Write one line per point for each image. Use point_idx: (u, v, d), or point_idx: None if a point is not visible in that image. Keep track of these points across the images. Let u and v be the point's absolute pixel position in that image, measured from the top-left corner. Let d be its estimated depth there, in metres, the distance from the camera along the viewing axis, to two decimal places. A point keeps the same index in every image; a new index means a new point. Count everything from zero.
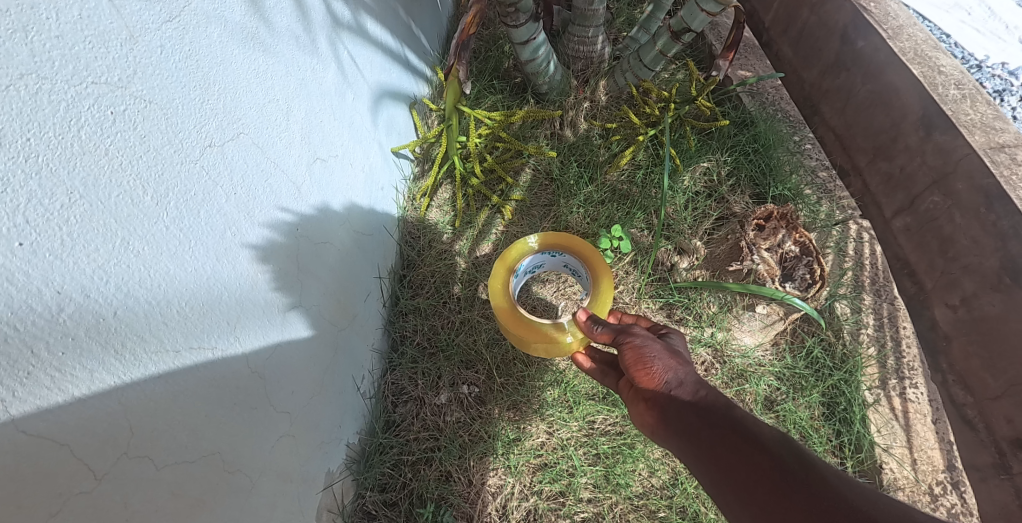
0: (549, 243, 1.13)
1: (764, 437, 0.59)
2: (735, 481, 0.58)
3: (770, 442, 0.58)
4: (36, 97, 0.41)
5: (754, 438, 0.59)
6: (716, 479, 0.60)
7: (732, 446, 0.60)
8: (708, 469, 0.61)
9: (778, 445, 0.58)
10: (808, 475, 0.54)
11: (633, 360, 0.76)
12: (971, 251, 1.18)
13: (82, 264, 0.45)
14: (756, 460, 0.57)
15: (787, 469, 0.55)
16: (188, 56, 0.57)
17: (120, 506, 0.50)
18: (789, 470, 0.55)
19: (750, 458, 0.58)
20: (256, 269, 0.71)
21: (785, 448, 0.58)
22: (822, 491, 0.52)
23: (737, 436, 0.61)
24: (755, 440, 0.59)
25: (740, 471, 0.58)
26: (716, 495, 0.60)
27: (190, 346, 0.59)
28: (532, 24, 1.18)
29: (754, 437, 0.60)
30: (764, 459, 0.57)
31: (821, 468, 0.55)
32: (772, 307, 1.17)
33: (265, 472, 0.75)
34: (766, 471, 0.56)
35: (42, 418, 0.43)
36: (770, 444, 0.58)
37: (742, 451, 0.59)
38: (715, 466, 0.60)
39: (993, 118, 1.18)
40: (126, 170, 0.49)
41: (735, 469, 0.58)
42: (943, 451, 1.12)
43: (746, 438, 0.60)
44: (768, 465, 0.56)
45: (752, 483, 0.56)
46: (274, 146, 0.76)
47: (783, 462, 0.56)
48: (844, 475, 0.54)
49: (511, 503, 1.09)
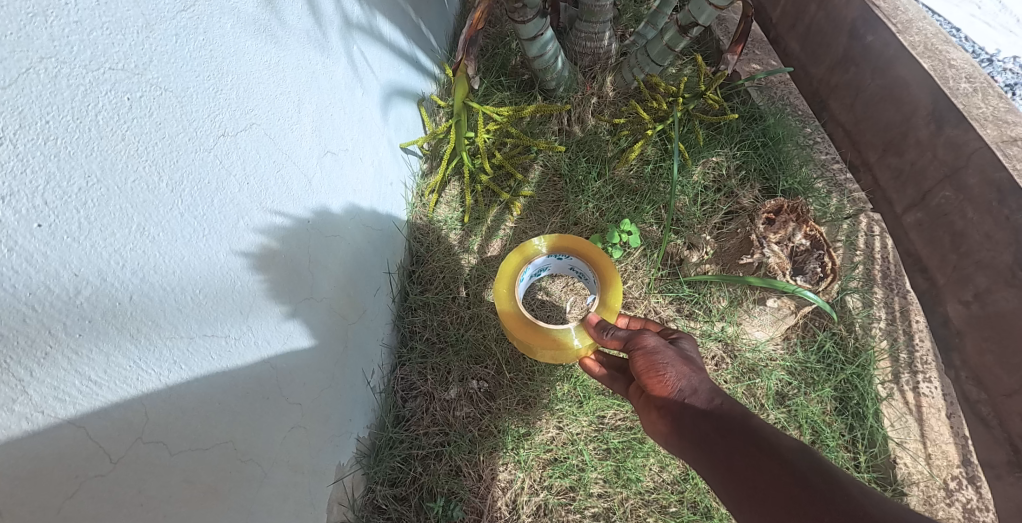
0: (557, 246, 1.12)
1: (784, 449, 0.58)
2: (753, 495, 0.57)
3: (787, 453, 0.58)
4: (55, 80, 0.41)
5: (772, 449, 0.59)
6: (732, 492, 0.60)
7: (748, 458, 0.60)
8: (724, 482, 0.61)
9: (796, 457, 0.57)
10: (831, 489, 0.53)
11: (645, 367, 0.77)
12: (984, 246, 1.17)
13: (98, 247, 0.45)
14: (775, 473, 0.56)
15: (806, 483, 0.54)
16: (202, 45, 0.58)
17: (135, 490, 0.50)
18: (811, 485, 0.54)
19: (767, 471, 0.57)
20: (269, 259, 0.72)
21: (806, 461, 0.56)
22: (846, 506, 0.50)
23: (753, 447, 0.60)
24: (773, 452, 0.58)
25: (757, 484, 0.57)
26: (734, 509, 0.59)
27: (204, 333, 0.59)
28: (540, 19, 1.18)
29: (773, 449, 0.59)
30: (784, 474, 0.56)
31: (845, 483, 0.53)
32: (783, 301, 1.15)
33: (277, 463, 0.75)
34: (785, 484, 0.55)
35: (61, 401, 0.43)
36: (789, 457, 0.57)
37: (760, 464, 0.58)
38: (732, 479, 0.60)
39: (1006, 111, 1.17)
40: (141, 156, 0.49)
41: (751, 481, 0.58)
42: (958, 446, 1.11)
43: (764, 450, 0.59)
44: (787, 478, 0.55)
45: (770, 497, 0.56)
46: (286, 138, 0.76)
47: (802, 474, 0.55)
48: (869, 490, 0.52)
49: (521, 497, 1.08)
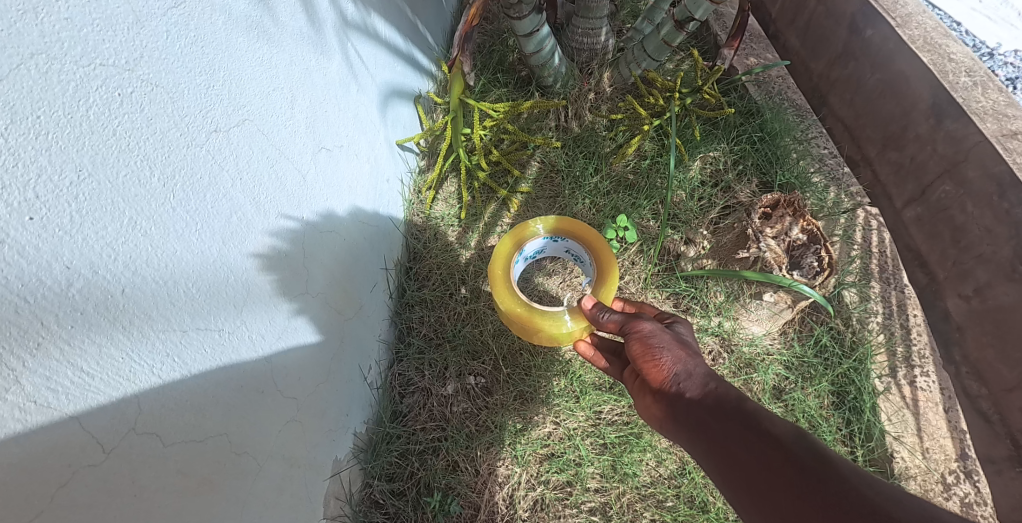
0: (557, 229, 1.12)
1: (780, 433, 0.58)
2: (748, 481, 0.58)
3: (783, 436, 0.58)
4: (47, 76, 0.42)
5: (768, 434, 0.59)
6: (727, 477, 0.60)
7: (743, 442, 0.60)
8: (719, 467, 0.61)
9: (791, 441, 0.57)
10: (826, 472, 0.53)
11: (640, 351, 0.77)
12: (984, 240, 1.17)
13: (91, 241, 0.46)
14: (771, 458, 0.57)
15: (803, 467, 0.54)
16: (193, 42, 0.58)
17: (129, 480, 0.51)
18: (806, 468, 0.54)
19: (762, 454, 0.58)
20: (262, 253, 0.72)
21: (801, 445, 0.57)
22: (841, 489, 0.51)
23: (749, 432, 0.60)
24: (769, 436, 0.59)
25: (752, 469, 0.58)
26: (729, 494, 0.60)
27: (197, 326, 0.60)
28: (536, 15, 1.18)
29: (768, 434, 0.59)
30: (780, 458, 0.56)
31: (840, 465, 0.53)
32: (780, 296, 1.14)
33: (273, 456, 0.76)
34: (781, 468, 0.55)
35: (53, 391, 0.43)
36: (785, 442, 0.57)
37: (756, 450, 0.58)
38: (727, 464, 0.60)
39: (1006, 105, 1.16)
40: (133, 151, 0.50)
41: (746, 467, 0.58)
42: (956, 440, 1.11)
43: (760, 435, 0.59)
44: (782, 462, 0.56)
45: (765, 481, 0.56)
46: (279, 133, 0.76)
47: (798, 459, 0.55)
48: (865, 472, 0.52)
49: (518, 492, 1.09)
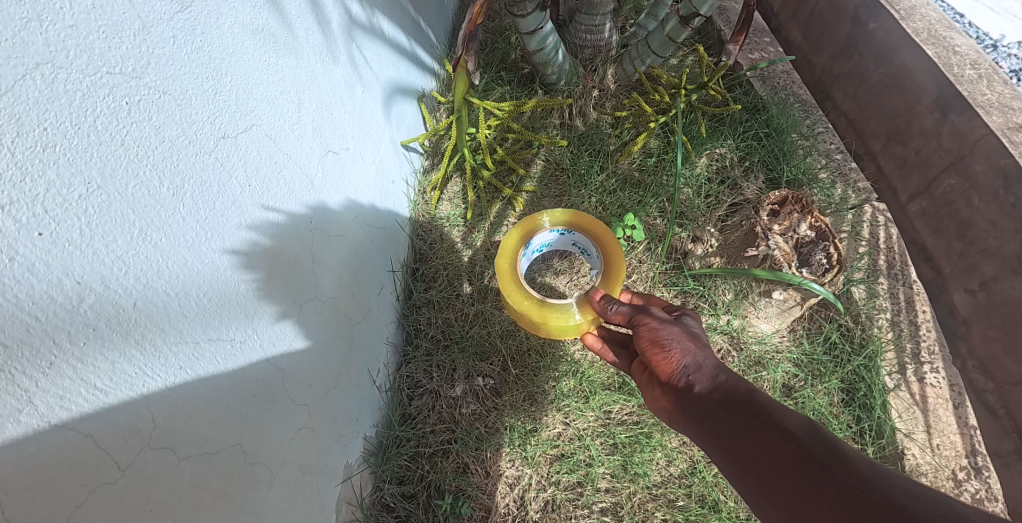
0: (565, 222, 1.11)
1: (791, 426, 0.58)
2: (759, 473, 0.57)
3: (794, 429, 0.57)
4: (52, 87, 0.40)
5: (779, 426, 0.58)
6: (737, 469, 0.60)
7: (752, 434, 0.59)
8: (730, 459, 0.61)
9: (803, 434, 0.56)
10: (839, 464, 0.52)
11: (649, 343, 0.76)
12: (990, 234, 1.15)
13: (102, 255, 0.45)
14: (782, 450, 0.56)
15: (815, 460, 0.53)
16: (200, 47, 0.57)
17: (145, 495, 0.50)
18: (818, 460, 0.53)
19: (771, 447, 0.57)
20: (272, 259, 0.71)
21: (814, 437, 0.56)
22: (855, 484, 0.50)
23: (759, 424, 0.60)
24: (780, 429, 0.58)
25: (764, 461, 0.57)
26: (740, 486, 0.60)
27: (208, 337, 0.59)
28: (539, 13, 1.16)
29: (779, 427, 0.58)
30: (791, 451, 0.55)
31: (851, 456, 0.53)
32: (789, 293, 1.12)
33: (286, 463, 0.75)
34: (792, 460, 0.55)
35: (66, 410, 0.43)
36: (797, 434, 0.56)
37: (767, 442, 0.58)
38: (737, 456, 0.60)
39: (1012, 97, 1.15)
40: (141, 161, 0.49)
41: (758, 459, 0.58)
42: (966, 436, 1.10)
43: (770, 426, 0.58)
44: (794, 453, 0.55)
45: (776, 473, 0.55)
46: (286, 138, 0.75)
47: (810, 452, 0.54)
48: (878, 465, 0.51)
49: (529, 493, 1.09)
